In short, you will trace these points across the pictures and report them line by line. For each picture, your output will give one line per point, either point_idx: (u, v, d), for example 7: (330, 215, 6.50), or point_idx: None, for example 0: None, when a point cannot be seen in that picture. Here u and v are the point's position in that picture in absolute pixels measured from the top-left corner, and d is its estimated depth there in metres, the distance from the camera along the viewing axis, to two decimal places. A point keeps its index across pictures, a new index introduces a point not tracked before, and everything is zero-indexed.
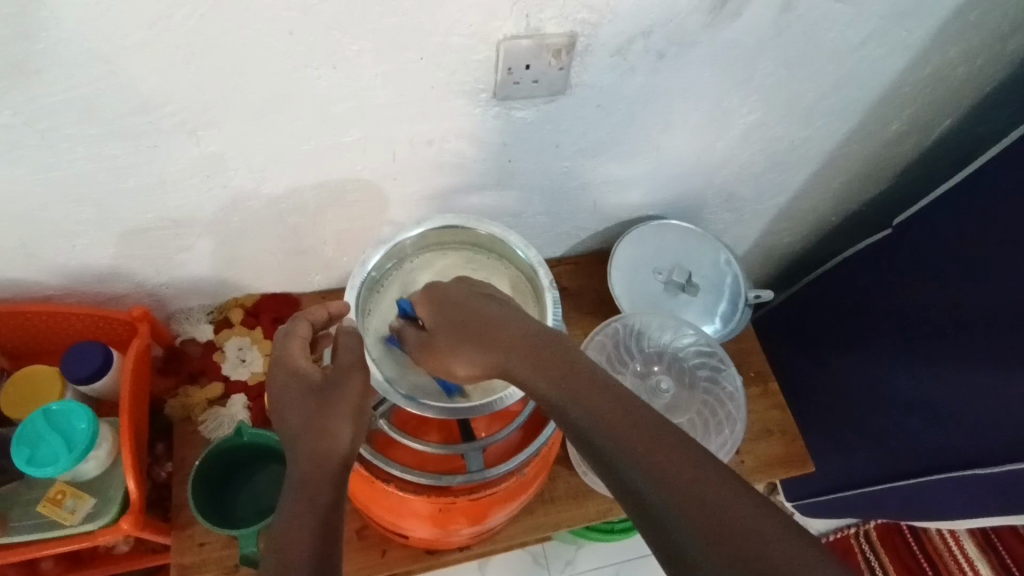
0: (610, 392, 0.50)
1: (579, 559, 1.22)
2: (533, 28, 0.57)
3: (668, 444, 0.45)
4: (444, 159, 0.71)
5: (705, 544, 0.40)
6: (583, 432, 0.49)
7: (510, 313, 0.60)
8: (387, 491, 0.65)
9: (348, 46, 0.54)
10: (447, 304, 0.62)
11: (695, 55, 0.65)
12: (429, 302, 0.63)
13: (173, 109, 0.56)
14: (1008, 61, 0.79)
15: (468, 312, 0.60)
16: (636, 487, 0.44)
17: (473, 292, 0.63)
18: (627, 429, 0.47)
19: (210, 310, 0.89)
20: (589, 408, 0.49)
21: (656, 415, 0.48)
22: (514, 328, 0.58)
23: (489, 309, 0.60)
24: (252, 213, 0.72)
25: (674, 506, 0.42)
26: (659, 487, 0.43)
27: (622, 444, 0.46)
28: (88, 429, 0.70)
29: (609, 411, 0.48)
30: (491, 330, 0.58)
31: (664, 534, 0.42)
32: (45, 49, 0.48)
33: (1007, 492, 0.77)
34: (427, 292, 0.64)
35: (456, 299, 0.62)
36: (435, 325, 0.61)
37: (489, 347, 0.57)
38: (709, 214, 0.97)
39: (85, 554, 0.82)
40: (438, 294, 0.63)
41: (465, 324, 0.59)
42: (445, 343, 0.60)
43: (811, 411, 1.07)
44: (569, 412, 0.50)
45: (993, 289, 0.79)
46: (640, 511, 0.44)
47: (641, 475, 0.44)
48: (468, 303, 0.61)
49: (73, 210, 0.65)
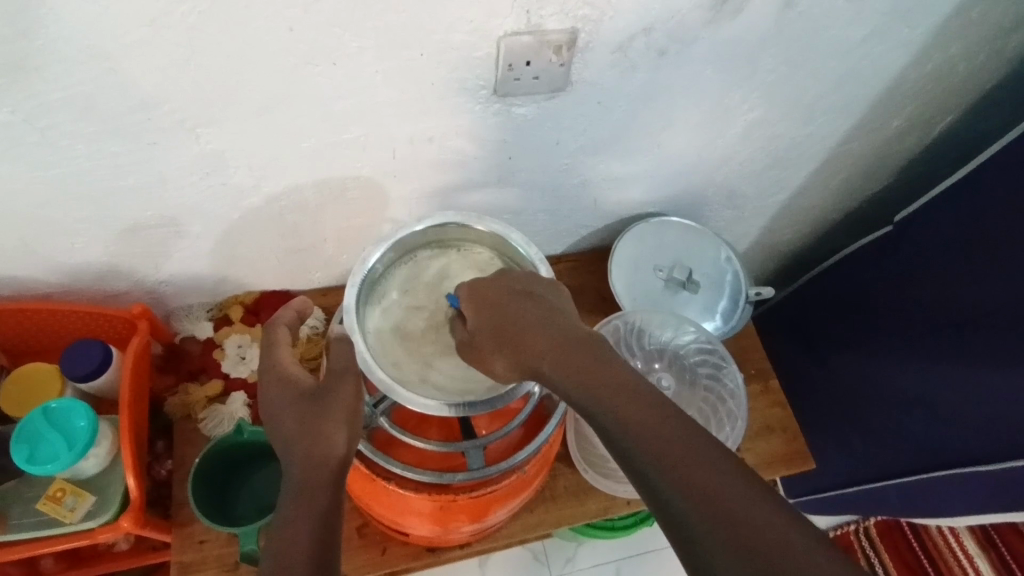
0: (636, 392, 0.51)
1: (579, 556, 1.22)
2: (533, 24, 0.56)
3: (690, 449, 0.46)
4: (444, 156, 0.70)
5: (724, 547, 0.41)
6: (607, 429, 0.50)
7: (548, 315, 0.59)
8: (388, 488, 0.65)
9: (349, 43, 0.54)
10: (488, 303, 0.61)
11: (696, 53, 0.64)
12: (470, 301, 0.62)
13: (173, 107, 0.56)
14: (1010, 57, 0.79)
15: (508, 312, 0.59)
16: (658, 490, 0.45)
17: (513, 288, 0.62)
18: (650, 430, 0.47)
19: (209, 307, 0.89)
20: (613, 409, 0.50)
21: (679, 418, 0.48)
22: (550, 333, 0.57)
23: (529, 310, 0.60)
24: (252, 211, 0.72)
25: (691, 508, 0.43)
26: (680, 491, 0.44)
27: (645, 444, 0.47)
28: (88, 427, 0.70)
29: (634, 410, 0.49)
30: (532, 333, 0.58)
31: (684, 537, 0.43)
32: (44, 46, 0.48)
33: (1009, 490, 0.77)
34: (469, 287, 0.63)
35: (497, 300, 0.61)
36: (477, 324, 0.60)
37: (530, 349, 0.57)
38: (710, 212, 0.96)
39: (85, 553, 0.82)
40: (478, 292, 0.62)
41: (506, 324, 0.59)
42: (488, 343, 0.59)
43: (812, 408, 1.07)
44: (593, 410, 0.51)
45: (995, 286, 0.79)
46: (662, 513, 0.45)
47: (662, 478, 0.45)
48: (509, 301, 0.60)
49: (73, 208, 0.64)
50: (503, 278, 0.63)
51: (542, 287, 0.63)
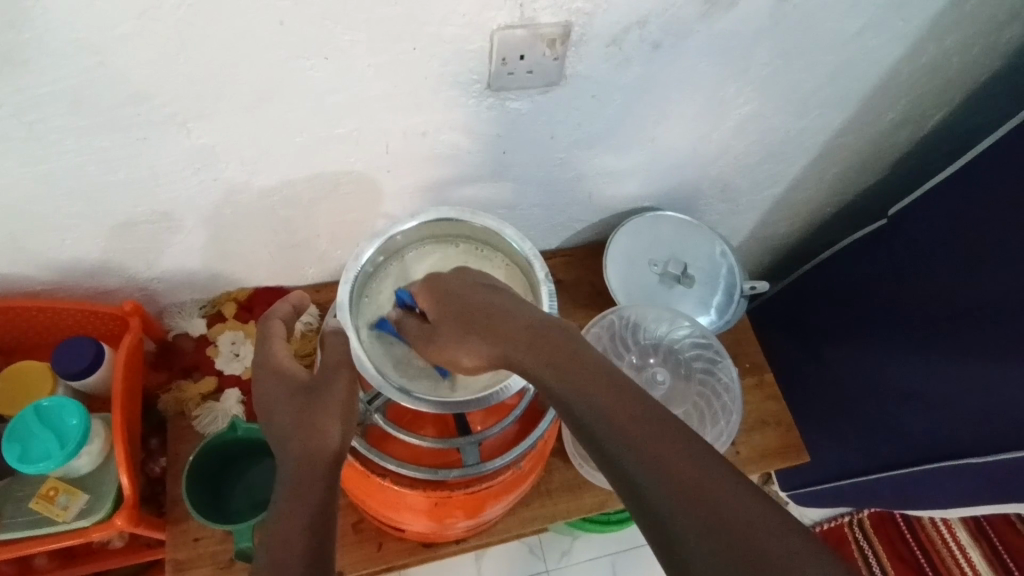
0: (609, 381, 0.50)
1: (575, 550, 1.22)
2: (527, 18, 0.56)
3: (667, 440, 0.45)
4: (437, 150, 0.70)
5: (702, 539, 0.40)
6: (581, 419, 0.49)
7: (510, 303, 0.60)
8: (383, 485, 0.65)
9: (341, 36, 0.53)
10: (450, 297, 0.62)
11: (691, 45, 0.64)
12: (429, 296, 0.64)
13: (163, 101, 0.55)
14: (1005, 50, 0.79)
15: (469, 302, 0.61)
16: (636, 481, 0.44)
17: (470, 282, 0.64)
18: (623, 418, 0.47)
19: (202, 303, 0.88)
20: (591, 400, 0.49)
21: (656, 410, 0.48)
22: (512, 320, 0.58)
23: (489, 298, 0.61)
24: (244, 206, 0.71)
25: (665, 495, 0.43)
26: (654, 478, 0.44)
27: (618, 433, 0.47)
28: (80, 425, 0.69)
29: (608, 400, 0.49)
30: (494, 319, 0.58)
31: (660, 529, 0.42)
32: (32, 40, 0.47)
33: (1001, 482, 0.77)
34: (427, 284, 0.65)
35: (457, 292, 0.62)
36: (438, 316, 0.62)
37: (492, 336, 0.57)
38: (705, 206, 0.96)
39: (79, 550, 0.82)
40: (438, 286, 0.64)
41: (467, 313, 0.60)
42: (449, 332, 0.60)
43: (806, 401, 1.08)
44: (567, 400, 0.51)
45: (989, 279, 0.79)
46: (640, 506, 0.44)
47: (638, 468, 0.44)
48: (467, 293, 0.62)
49: (64, 204, 0.64)
50: (460, 273, 0.65)
51: (500, 284, 0.64)
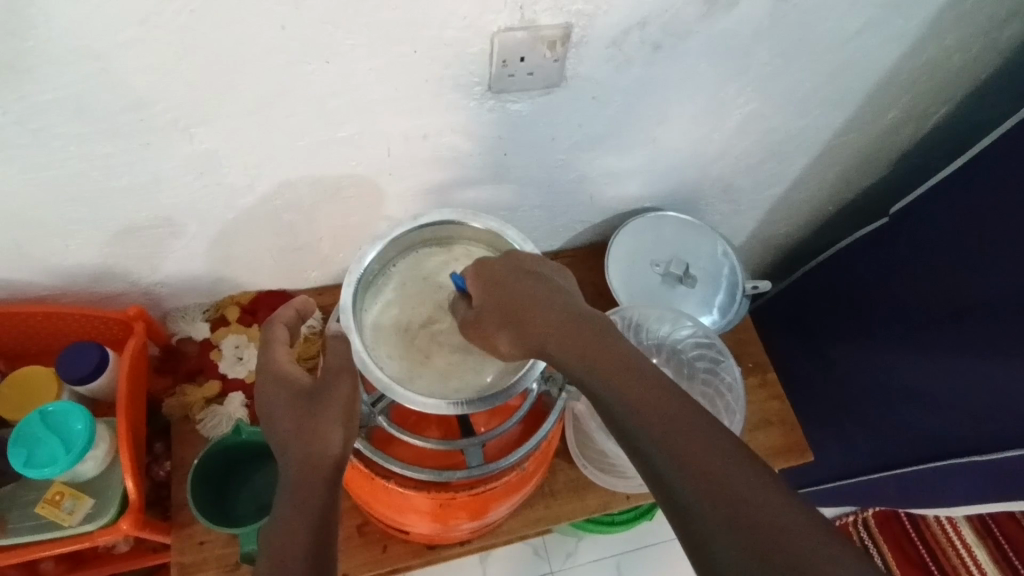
0: (643, 375, 0.50)
1: (580, 552, 1.22)
2: (527, 20, 0.56)
3: (693, 433, 0.46)
4: (439, 153, 0.70)
5: (727, 531, 0.41)
6: (613, 413, 0.49)
7: (555, 295, 0.59)
8: (388, 487, 0.65)
9: (342, 40, 0.53)
10: (498, 284, 0.60)
11: (690, 47, 0.64)
12: (480, 280, 0.61)
13: (165, 106, 0.55)
14: (1005, 47, 0.79)
15: (517, 290, 0.59)
16: (664, 474, 0.45)
17: (521, 269, 0.61)
18: (655, 414, 0.47)
19: (206, 308, 0.88)
20: (618, 391, 0.50)
21: (686, 403, 0.48)
22: (553, 311, 0.57)
23: (536, 289, 0.59)
24: (248, 210, 0.71)
25: (695, 493, 0.43)
26: (684, 476, 0.44)
27: (649, 428, 0.47)
28: (86, 430, 0.70)
29: (640, 394, 0.49)
30: (539, 311, 0.57)
31: (686, 521, 0.43)
32: (34, 47, 0.47)
33: (1006, 480, 0.77)
34: (478, 268, 0.62)
35: (506, 278, 0.60)
36: (485, 301, 0.60)
37: (536, 327, 0.57)
38: (707, 205, 0.96)
39: (85, 555, 0.83)
40: (488, 270, 0.62)
41: (512, 301, 0.59)
42: (493, 320, 0.59)
43: (810, 400, 1.07)
44: (601, 394, 0.51)
45: (990, 277, 0.79)
46: (669, 501, 0.44)
47: (666, 460, 0.45)
48: (518, 280, 0.60)
49: (68, 210, 0.64)
50: (509, 258, 0.62)
51: (549, 267, 0.63)
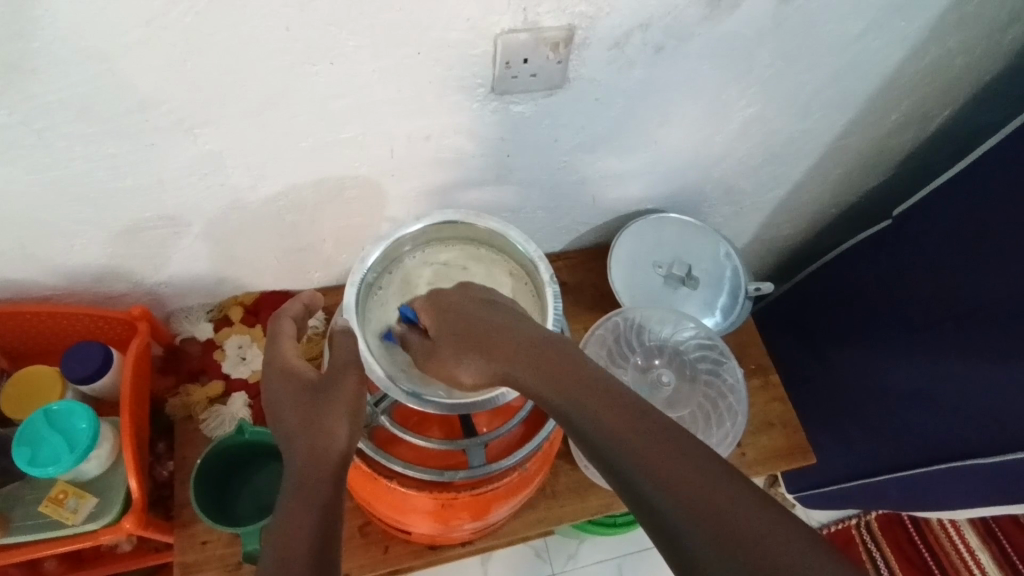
0: (613, 395, 0.51)
1: (581, 553, 1.22)
2: (531, 21, 0.56)
3: (667, 447, 0.46)
4: (442, 154, 0.70)
5: (709, 545, 0.41)
6: (586, 436, 0.49)
7: (510, 318, 0.61)
8: (390, 487, 0.66)
9: (345, 42, 0.54)
10: (453, 313, 0.63)
11: (692, 48, 0.64)
12: (433, 313, 0.64)
13: (170, 107, 0.56)
14: (1008, 50, 0.79)
15: (472, 319, 0.61)
16: (639, 489, 0.45)
17: (473, 298, 0.64)
18: (630, 432, 0.47)
19: (210, 308, 0.89)
20: (592, 413, 0.50)
21: (657, 420, 0.48)
22: (513, 337, 0.58)
23: (488, 315, 0.61)
24: (251, 211, 0.72)
25: (676, 509, 0.43)
26: (664, 491, 0.44)
27: (622, 446, 0.47)
28: (89, 429, 0.70)
29: (612, 413, 0.49)
30: (496, 336, 0.59)
31: (669, 538, 0.43)
32: (40, 48, 0.48)
33: (1008, 483, 0.77)
34: (431, 300, 0.65)
35: (458, 308, 0.63)
36: (438, 332, 0.62)
37: (496, 354, 0.58)
38: (709, 207, 0.96)
39: (87, 554, 0.82)
40: (441, 302, 0.64)
41: (468, 328, 0.60)
42: (450, 351, 0.60)
43: (812, 402, 1.07)
44: (573, 417, 0.51)
45: (993, 280, 0.79)
46: (650, 517, 0.44)
47: (646, 478, 0.45)
48: (472, 309, 0.62)
49: (73, 210, 0.64)
50: (464, 290, 0.66)
51: (504, 298, 0.65)
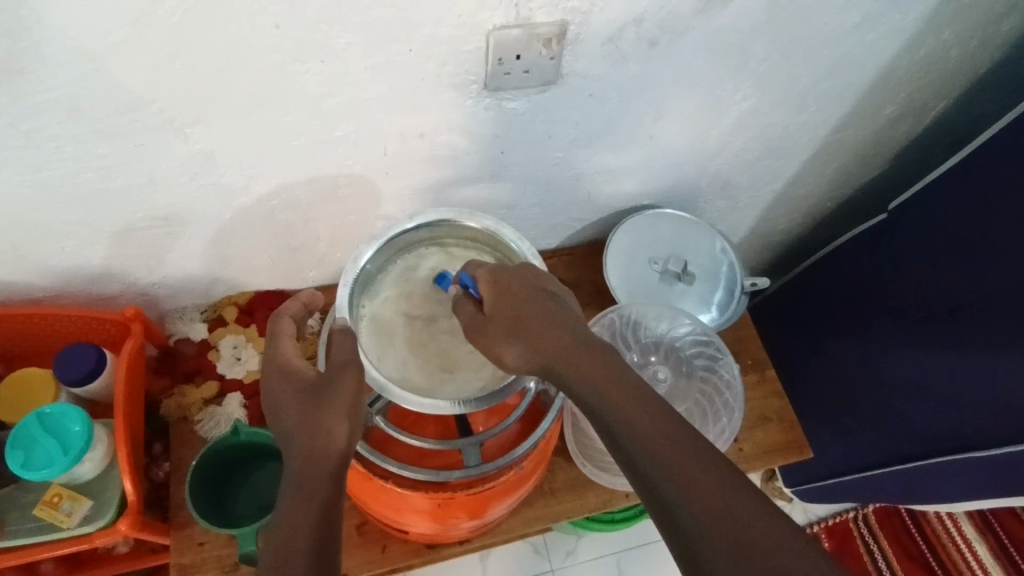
0: (626, 381, 0.53)
1: (580, 549, 1.22)
2: (523, 17, 0.56)
3: (675, 438, 0.48)
4: (435, 152, 0.70)
5: (713, 541, 0.43)
6: (599, 416, 0.52)
7: (565, 317, 0.60)
8: (385, 487, 0.65)
9: (336, 39, 0.53)
10: (512, 296, 0.60)
11: (686, 42, 0.64)
12: (493, 288, 0.61)
13: (160, 107, 0.55)
14: (1003, 41, 0.78)
15: (528, 306, 0.60)
16: (644, 471, 0.47)
17: (537, 286, 0.61)
18: (641, 418, 0.50)
19: (204, 308, 0.88)
20: (607, 395, 0.52)
21: (668, 411, 0.50)
22: (562, 333, 0.58)
23: (545, 307, 0.60)
24: (243, 211, 0.71)
25: (677, 494, 0.45)
26: (668, 477, 0.46)
27: (634, 430, 0.49)
28: (83, 432, 0.69)
29: (624, 399, 0.51)
30: (544, 327, 0.58)
31: (677, 532, 0.45)
32: (27, 48, 0.47)
33: (1007, 475, 0.77)
34: (494, 274, 0.62)
35: (521, 291, 0.60)
36: (495, 310, 0.60)
37: (543, 345, 0.57)
38: (705, 202, 0.96)
39: (85, 556, 0.82)
40: (503, 280, 0.61)
41: (524, 318, 0.59)
42: (501, 331, 0.59)
43: (809, 397, 1.07)
44: (588, 397, 0.53)
45: (990, 272, 0.79)
46: (651, 498, 0.47)
47: (656, 467, 0.47)
48: (531, 296, 0.60)
49: (63, 211, 0.64)
50: (524, 272, 0.62)
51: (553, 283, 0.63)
